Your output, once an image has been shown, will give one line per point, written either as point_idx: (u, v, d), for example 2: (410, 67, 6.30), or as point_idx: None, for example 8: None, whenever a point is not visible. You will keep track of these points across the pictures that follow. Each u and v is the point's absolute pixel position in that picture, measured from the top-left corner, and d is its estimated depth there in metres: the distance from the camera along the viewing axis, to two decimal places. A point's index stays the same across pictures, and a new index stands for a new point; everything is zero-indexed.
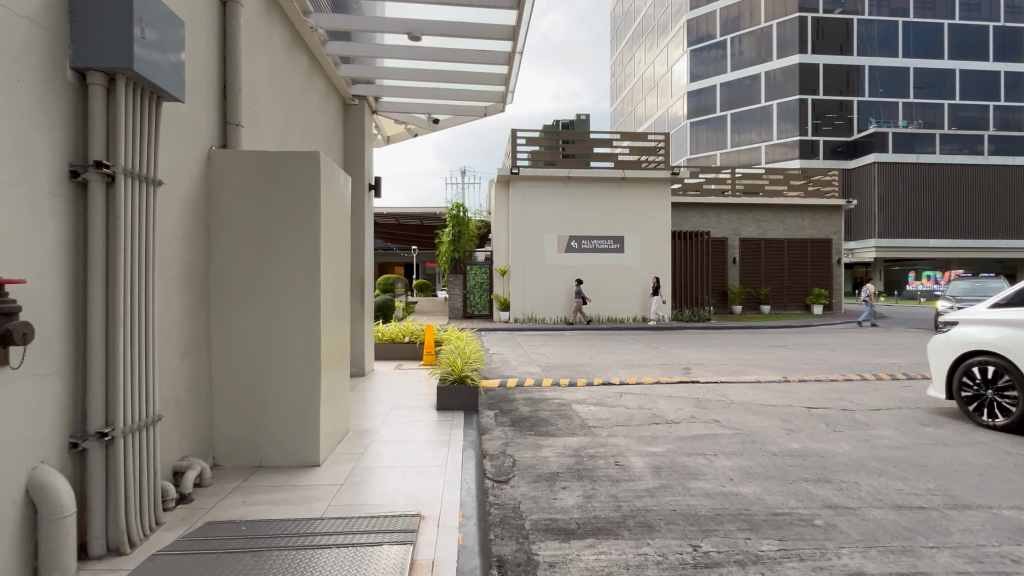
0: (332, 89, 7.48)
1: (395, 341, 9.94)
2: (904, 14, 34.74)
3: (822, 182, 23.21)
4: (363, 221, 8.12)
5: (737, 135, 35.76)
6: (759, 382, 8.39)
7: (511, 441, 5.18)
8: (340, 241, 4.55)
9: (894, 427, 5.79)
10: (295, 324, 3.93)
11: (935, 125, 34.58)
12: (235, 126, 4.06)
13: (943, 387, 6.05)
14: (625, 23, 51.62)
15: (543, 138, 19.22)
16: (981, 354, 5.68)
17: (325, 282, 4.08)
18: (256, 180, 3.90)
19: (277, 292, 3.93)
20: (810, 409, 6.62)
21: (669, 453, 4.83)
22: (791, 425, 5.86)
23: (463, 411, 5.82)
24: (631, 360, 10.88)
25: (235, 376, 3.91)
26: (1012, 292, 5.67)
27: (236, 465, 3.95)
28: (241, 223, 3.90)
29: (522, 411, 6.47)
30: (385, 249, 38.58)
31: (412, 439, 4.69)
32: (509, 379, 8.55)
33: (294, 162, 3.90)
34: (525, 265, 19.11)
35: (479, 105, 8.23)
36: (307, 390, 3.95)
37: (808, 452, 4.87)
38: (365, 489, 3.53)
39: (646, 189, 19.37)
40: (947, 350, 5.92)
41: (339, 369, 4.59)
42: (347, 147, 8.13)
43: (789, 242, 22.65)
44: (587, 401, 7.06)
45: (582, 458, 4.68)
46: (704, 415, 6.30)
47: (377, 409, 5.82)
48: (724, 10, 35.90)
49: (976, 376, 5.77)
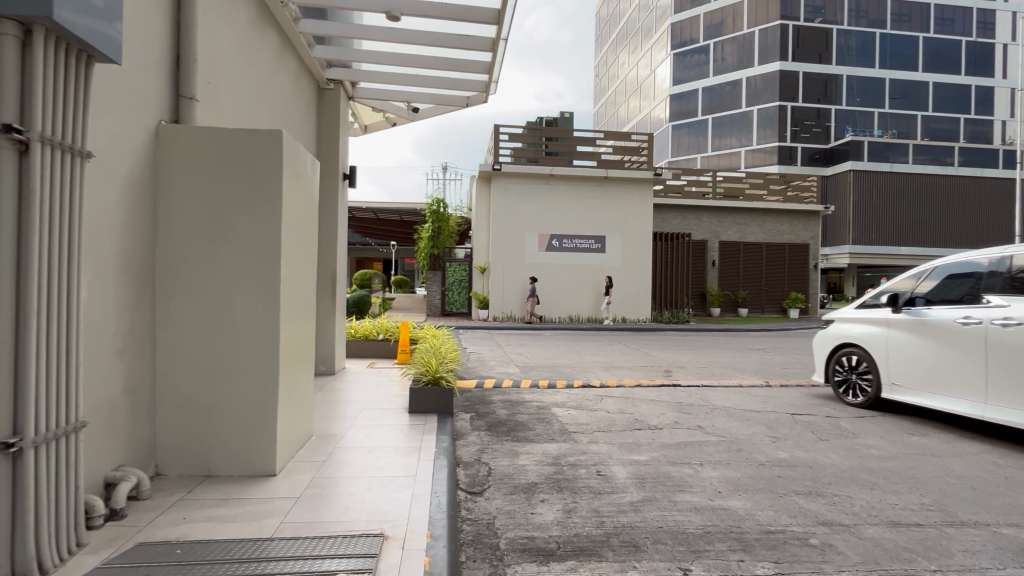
0: (305, 71, 7.09)
1: (369, 338, 9.57)
2: (882, 26, 35.38)
3: (800, 188, 23.37)
4: (335, 213, 7.70)
5: (718, 140, 36.08)
6: (740, 386, 8.25)
7: (486, 447, 4.87)
8: (305, 229, 4.20)
9: (880, 436, 5.62)
10: (251, 320, 3.58)
11: (908, 135, 35.21)
12: (188, 99, 3.69)
13: (823, 373, 7.22)
14: (609, 25, 51.80)
15: (525, 135, 18.95)
16: (849, 347, 6.81)
17: (286, 273, 3.72)
18: (212, 160, 3.55)
19: (231, 285, 3.58)
20: (795, 416, 6.44)
21: (653, 462, 4.59)
22: (776, 433, 5.67)
23: (438, 414, 5.49)
24: (611, 361, 10.64)
25: (184, 374, 3.54)
26: (877, 290, 6.57)
27: (182, 475, 3.57)
28: (191, 205, 3.53)
29: (499, 414, 6.18)
30: (363, 245, 38.00)
31: (379, 445, 4.37)
32: (486, 380, 8.23)
33: (255, 141, 3.56)
34: (505, 262, 18.78)
35: (462, 95, 7.95)
36: (263, 391, 3.60)
37: (796, 462, 4.67)
38: (324, 503, 3.21)
39: (628, 189, 19.23)
40: (823, 343, 7.04)
41: (302, 367, 4.24)
42: (321, 130, 7.73)
43: (767, 246, 22.75)
44: (566, 404, 6.80)
45: (562, 467, 4.40)
46: (687, 421, 6.08)
47: (345, 411, 5.45)
48: (707, 15, 36.21)
49: (845, 363, 6.92)
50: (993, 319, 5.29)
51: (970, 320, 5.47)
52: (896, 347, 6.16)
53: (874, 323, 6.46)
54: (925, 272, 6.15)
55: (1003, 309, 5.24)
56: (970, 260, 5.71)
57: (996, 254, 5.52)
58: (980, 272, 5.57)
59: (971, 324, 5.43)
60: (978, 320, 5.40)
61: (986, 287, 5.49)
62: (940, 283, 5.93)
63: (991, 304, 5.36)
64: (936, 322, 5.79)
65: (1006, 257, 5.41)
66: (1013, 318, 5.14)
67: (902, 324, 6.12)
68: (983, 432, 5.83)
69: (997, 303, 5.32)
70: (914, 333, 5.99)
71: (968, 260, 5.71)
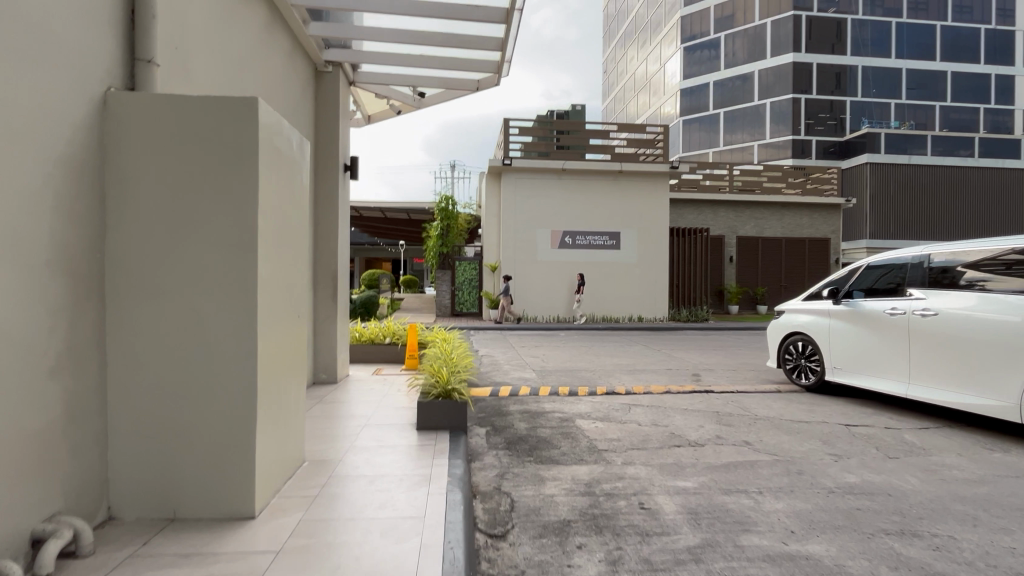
0: (301, 51, 6.49)
1: (375, 342, 8.92)
2: (898, 14, 34.08)
3: (820, 180, 22.48)
4: (334, 207, 7.05)
5: (730, 134, 35.24)
6: (778, 392, 7.53)
7: (507, 472, 4.22)
8: (292, 220, 3.58)
9: (958, 453, 4.86)
10: (222, 326, 2.94)
11: (926, 126, 33.93)
12: (146, 63, 3.06)
13: (777, 357, 8.05)
14: (616, 23, 51.02)
15: (537, 128, 18.33)
16: (799, 334, 7.63)
17: (268, 271, 3.10)
18: (176, 135, 2.92)
19: (198, 285, 2.94)
20: (851, 428, 5.72)
21: (704, 490, 3.89)
22: (835, 449, 4.96)
23: (450, 432, 4.81)
24: (634, 365, 9.96)
25: (139, 396, 2.91)
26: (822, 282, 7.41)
27: (140, 519, 2.94)
28: (148, 189, 2.91)
29: (519, 428, 5.53)
30: (372, 245, 37.78)
31: (382, 473, 3.72)
32: (502, 387, 7.59)
33: (226, 112, 2.93)
34: (518, 260, 18.14)
35: (471, 78, 7.29)
36: (238, 416, 2.96)
37: (871, 489, 3.97)
38: (316, 556, 2.59)
39: (644, 183, 18.49)
40: (776, 330, 7.89)
41: (291, 382, 3.61)
42: (319, 114, 7.12)
43: (786, 240, 21.81)
44: (591, 415, 6.12)
45: (598, 498, 3.73)
46: (730, 435, 5.38)
47: (346, 428, 4.83)
48: (718, 9, 35.23)
49: (795, 349, 7.71)
50: (914, 310, 6.05)
51: (897, 311, 6.23)
52: (837, 334, 6.97)
53: (819, 313, 7.26)
54: (862, 267, 6.96)
55: (922, 302, 5.99)
56: (899, 256, 6.49)
57: (920, 252, 6.30)
58: (905, 266, 6.34)
59: (898, 314, 6.18)
60: (902, 310, 6.16)
61: (909, 280, 6.27)
62: (873, 278, 6.74)
63: (912, 296, 6.13)
64: (870, 313, 6.56)
65: (927, 255, 6.18)
66: (930, 309, 5.88)
67: (841, 315, 6.93)
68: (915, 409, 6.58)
69: (917, 295, 6.07)
70: (852, 323, 6.77)
71: (896, 256, 6.51)
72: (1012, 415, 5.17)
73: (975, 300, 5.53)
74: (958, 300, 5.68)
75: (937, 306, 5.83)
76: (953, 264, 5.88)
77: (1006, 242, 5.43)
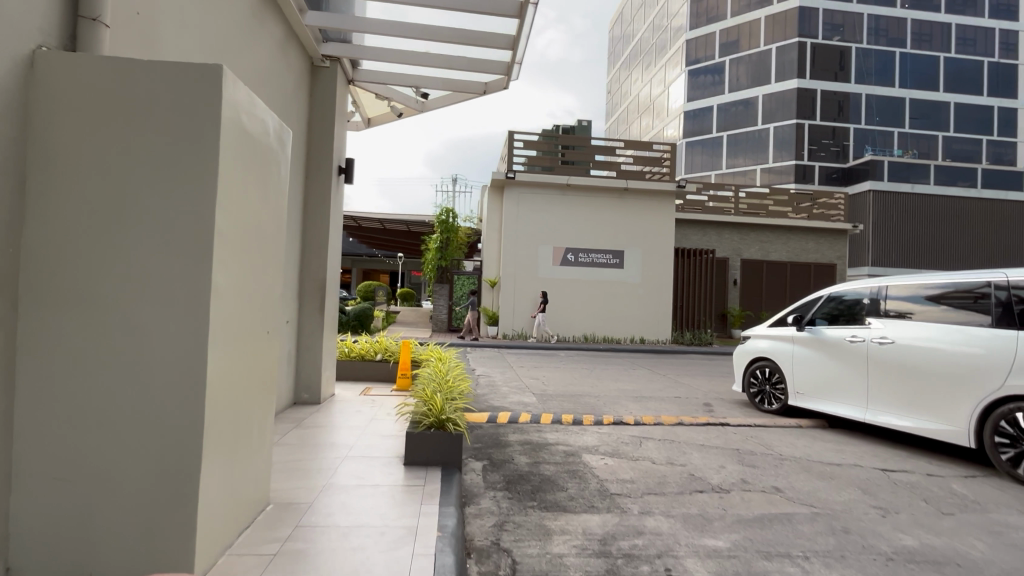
0: (296, 43, 6.02)
1: (365, 359, 8.34)
2: (902, 45, 34.09)
3: (827, 206, 21.94)
4: (325, 211, 6.52)
5: (733, 158, 34.99)
6: (799, 427, 6.92)
7: (507, 522, 3.62)
8: (266, 222, 3.04)
9: (1019, 511, 4.25)
10: (164, 348, 2.37)
11: (929, 156, 33.68)
12: (91, 21, 2.51)
13: (742, 383, 8.00)
14: (620, 45, 51.24)
15: (542, 142, 17.89)
16: (762, 360, 7.62)
17: (226, 281, 2.54)
18: (123, 107, 2.38)
19: (138, 295, 2.37)
20: (888, 473, 5.13)
21: (738, 552, 3.30)
22: (880, 500, 4.37)
23: (442, 468, 4.22)
24: (641, 391, 9.36)
25: (55, 430, 2.31)
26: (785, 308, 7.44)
27: None
28: (82, 174, 2.35)
29: (520, 463, 4.90)
30: (370, 256, 37.37)
31: (359, 524, 3.11)
32: (501, 413, 6.95)
33: (185, 87, 2.40)
34: (518, 277, 17.58)
35: (479, 81, 6.77)
36: (178, 459, 2.38)
37: (934, 556, 3.38)
38: None
39: (649, 202, 18.06)
40: (741, 355, 7.84)
41: (257, 413, 3.07)
42: (313, 115, 6.62)
43: (792, 265, 21.25)
44: (599, 450, 5.52)
45: (615, 561, 3.13)
46: (757, 479, 4.77)
47: (323, 462, 4.19)
48: (723, 33, 35.21)
49: (760, 375, 7.69)
50: (873, 338, 6.14)
51: (856, 338, 6.30)
52: (800, 360, 7.01)
53: (781, 338, 7.30)
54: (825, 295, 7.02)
55: (880, 330, 6.08)
56: (859, 289, 6.56)
57: (877, 285, 6.39)
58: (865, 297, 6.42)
59: (857, 342, 6.26)
60: (862, 338, 6.24)
61: (868, 310, 6.36)
62: (834, 306, 6.81)
63: (871, 325, 6.21)
64: (832, 340, 6.62)
65: (886, 286, 6.27)
66: (887, 337, 5.98)
67: (804, 341, 6.95)
68: (927, 447, 6.23)
69: (876, 324, 6.16)
70: (815, 350, 6.81)
71: (856, 289, 6.58)
72: (960, 439, 5.30)
73: (931, 330, 5.64)
74: (913, 329, 5.78)
75: (895, 335, 5.91)
76: (917, 296, 5.90)
77: (961, 275, 5.57)
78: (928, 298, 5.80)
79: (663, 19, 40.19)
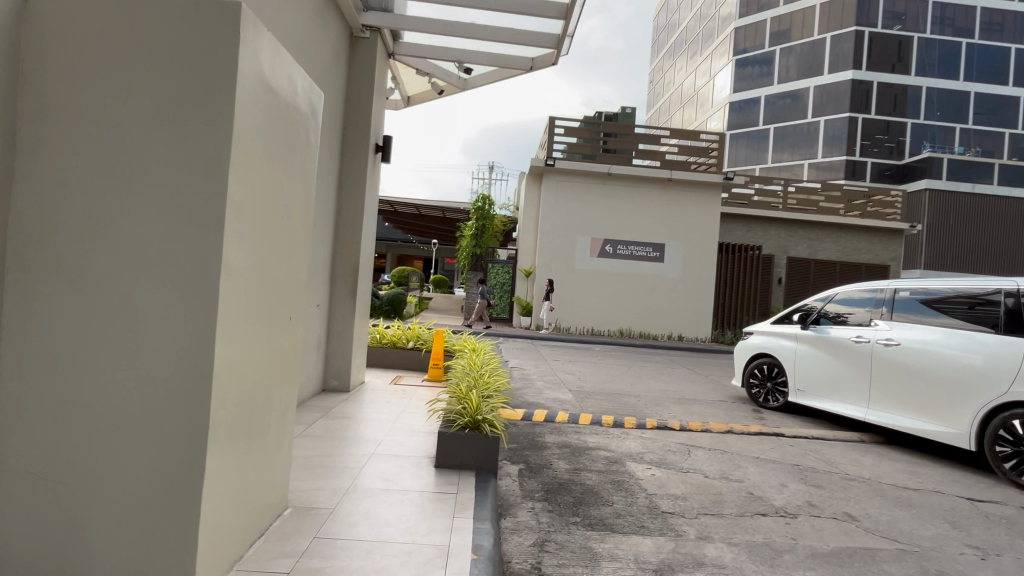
0: (334, 11, 5.65)
1: (397, 346, 8.06)
2: (969, 35, 31.85)
3: (883, 203, 20.67)
4: (361, 191, 6.19)
5: (779, 153, 33.50)
6: (863, 441, 6.31)
7: (547, 541, 3.22)
8: (292, 193, 2.70)
9: None
10: (168, 331, 2.03)
11: (993, 154, 31.56)
12: None
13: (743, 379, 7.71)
14: (664, 33, 49.61)
15: (583, 128, 17.27)
16: (763, 356, 7.33)
17: (239, 260, 2.18)
18: (133, 52, 2.04)
19: (141, 269, 2.04)
20: (978, 503, 4.52)
21: None
22: (975, 538, 3.79)
23: (477, 472, 3.87)
24: (684, 392, 8.81)
25: (41, 425, 2.01)
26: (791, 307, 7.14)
27: None
28: (77, 131, 2.03)
29: (561, 470, 4.50)
30: (404, 242, 37.40)
31: (385, 539, 2.75)
32: (537, 411, 6.54)
33: (204, 29, 2.04)
34: (553, 267, 17.10)
35: (525, 55, 6.32)
36: (178, 464, 2.04)
37: None
38: None
39: (694, 193, 17.27)
40: (740, 351, 7.54)
41: (276, 406, 2.75)
42: (351, 91, 6.29)
43: (841, 265, 20.00)
44: (644, 457, 5.08)
45: None
46: (826, 503, 4.25)
47: (350, 458, 3.89)
48: (774, 21, 33.55)
49: (760, 372, 7.35)
50: (878, 339, 5.85)
51: (861, 338, 6.00)
52: (803, 359, 6.70)
53: (785, 336, 6.98)
54: (833, 296, 6.69)
55: (886, 332, 5.78)
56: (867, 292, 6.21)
57: (887, 287, 6.05)
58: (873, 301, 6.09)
59: (862, 342, 5.95)
60: (866, 339, 5.94)
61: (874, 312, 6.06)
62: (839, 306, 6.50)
63: (877, 325, 5.90)
64: (836, 340, 6.32)
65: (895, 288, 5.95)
66: (893, 340, 5.68)
67: (808, 339, 6.65)
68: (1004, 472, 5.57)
69: (882, 326, 5.85)
70: (817, 348, 6.51)
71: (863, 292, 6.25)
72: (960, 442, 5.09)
73: (938, 333, 5.35)
74: (921, 332, 5.49)
75: (900, 337, 5.63)
76: (925, 299, 5.59)
77: (968, 279, 5.27)
78: (933, 301, 5.52)
79: (711, 7, 38.59)
